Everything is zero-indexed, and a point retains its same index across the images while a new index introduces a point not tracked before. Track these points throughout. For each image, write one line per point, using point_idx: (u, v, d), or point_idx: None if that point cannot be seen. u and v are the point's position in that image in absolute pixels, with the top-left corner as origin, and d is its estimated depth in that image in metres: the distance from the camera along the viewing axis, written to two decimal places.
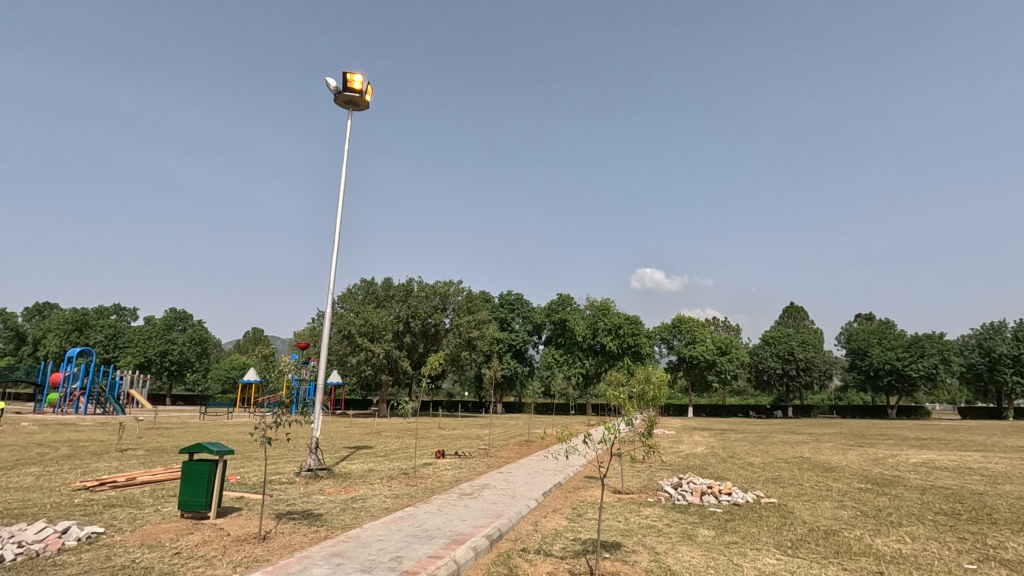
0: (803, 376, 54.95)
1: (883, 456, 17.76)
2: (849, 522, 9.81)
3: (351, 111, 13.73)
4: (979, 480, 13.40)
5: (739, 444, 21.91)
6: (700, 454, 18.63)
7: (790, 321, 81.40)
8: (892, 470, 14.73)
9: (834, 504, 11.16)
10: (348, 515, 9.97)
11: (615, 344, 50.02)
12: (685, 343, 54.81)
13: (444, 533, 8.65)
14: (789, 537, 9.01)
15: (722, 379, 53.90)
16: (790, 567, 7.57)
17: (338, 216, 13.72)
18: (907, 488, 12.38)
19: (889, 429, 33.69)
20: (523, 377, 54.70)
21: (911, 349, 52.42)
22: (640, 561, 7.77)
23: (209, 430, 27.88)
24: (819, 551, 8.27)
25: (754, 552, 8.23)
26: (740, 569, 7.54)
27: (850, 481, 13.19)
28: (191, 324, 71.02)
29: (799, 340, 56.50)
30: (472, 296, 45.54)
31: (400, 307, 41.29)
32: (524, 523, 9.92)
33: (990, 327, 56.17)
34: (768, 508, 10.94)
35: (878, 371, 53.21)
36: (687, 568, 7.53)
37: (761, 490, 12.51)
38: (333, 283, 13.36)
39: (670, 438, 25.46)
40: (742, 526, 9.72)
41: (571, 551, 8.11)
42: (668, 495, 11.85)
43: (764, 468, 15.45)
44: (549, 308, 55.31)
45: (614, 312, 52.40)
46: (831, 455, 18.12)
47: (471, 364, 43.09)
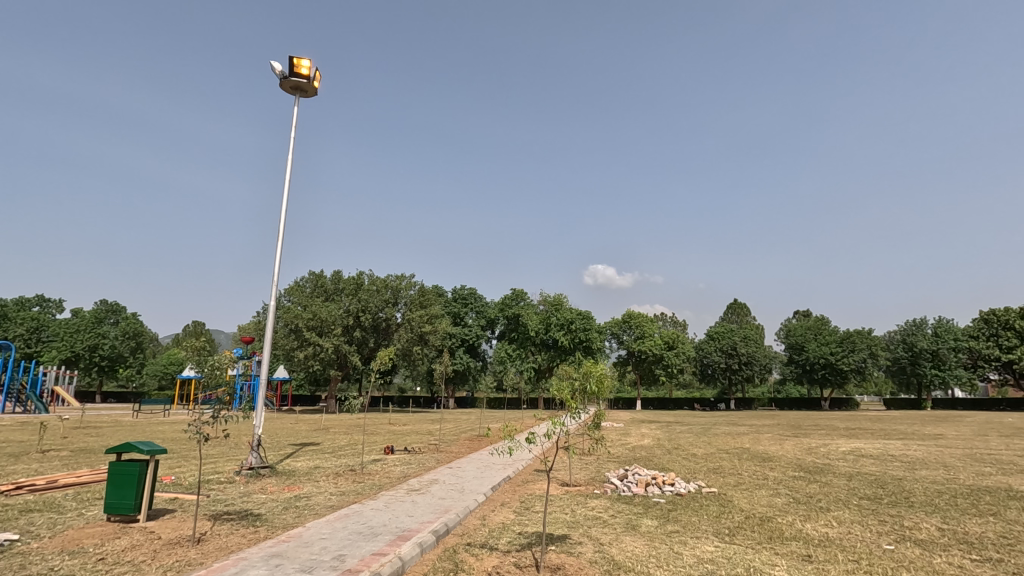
0: (745, 370, 57.24)
1: (815, 445, 18.73)
2: (782, 509, 10.31)
3: (298, 97, 13.28)
4: (900, 466, 14.33)
5: (684, 436, 22.66)
6: (647, 446, 19.15)
7: (733, 317, 84.82)
8: (823, 459, 15.58)
9: (769, 492, 11.70)
10: (290, 514, 9.69)
11: (568, 339, 50.63)
12: (635, 338, 56.13)
13: (390, 529, 8.52)
14: (727, 524, 9.38)
15: (668, 372, 55.53)
16: (728, 554, 7.85)
17: (283, 207, 13.32)
18: (836, 475, 13.11)
19: (822, 420, 35.56)
20: (476, 372, 54.67)
21: (843, 344, 55.44)
22: (585, 552, 7.90)
23: (142, 428, 26.48)
24: (753, 537, 8.66)
25: (694, 541, 8.52)
26: (681, 558, 7.77)
27: (785, 470, 13.87)
28: (124, 316, 67.32)
29: (741, 335, 58.75)
30: (424, 291, 45.14)
31: (350, 301, 40.28)
32: (472, 518, 9.91)
33: (913, 323, 60.24)
34: (709, 497, 11.35)
35: (813, 364, 56.18)
36: (630, 558, 7.69)
37: (702, 480, 12.98)
38: (276, 274, 12.98)
39: (618, 431, 26.04)
40: (683, 515, 10.04)
41: (517, 545, 8.16)
42: (614, 487, 12.12)
43: (705, 459, 16.05)
44: (502, 303, 55.42)
45: (566, 308, 53.06)
46: (769, 445, 18.98)
47: (423, 359, 42.85)
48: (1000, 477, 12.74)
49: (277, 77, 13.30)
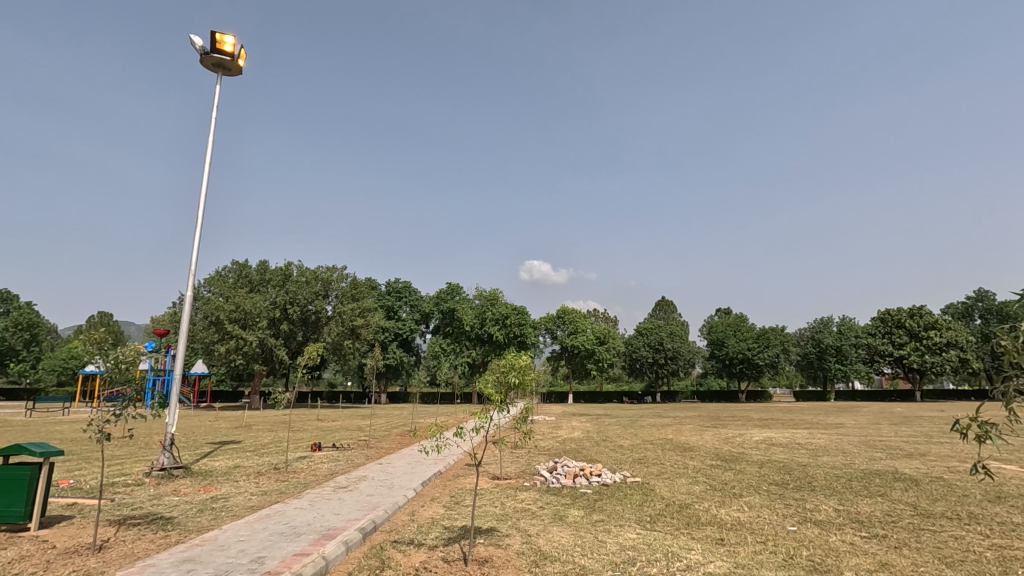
0: (670, 364, 59.77)
1: (732, 435, 19.88)
2: (700, 496, 10.90)
3: (221, 76, 12.52)
4: (805, 453, 15.47)
5: (612, 428, 23.40)
6: (576, 438, 19.65)
7: (661, 313, 88.39)
8: (738, 448, 16.57)
9: (688, 480, 12.34)
10: (205, 516, 9.17)
11: (502, 334, 50.95)
12: (568, 334, 57.25)
13: (315, 528, 8.27)
14: (649, 512, 9.80)
15: (600, 366, 57.10)
16: (649, 540, 8.21)
17: (202, 192, 12.53)
18: (749, 463, 13.99)
19: (738, 412, 37.90)
20: (409, 367, 53.88)
21: (759, 340, 59.09)
22: (513, 544, 8.00)
23: (37, 428, 24.18)
24: (672, 523, 9.11)
25: (618, 529, 8.84)
26: (605, 545, 8.05)
27: (703, 459, 14.65)
28: (17, 306, 61.20)
29: (668, 331, 61.27)
30: (356, 283, 44.05)
31: (276, 293, 38.56)
32: (401, 514, 9.79)
33: (820, 322, 65.04)
34: (633, 487, 11.81)
35: (732, 359, 59.57)
36: (556, 548, 7.87)
37: (627, 470, 13.47)
38: (194, 262, 12.22)
39: (549, 424, 26.47)
40: (608, 504, 10.40)
41: (445, 539, 8.15)
42: (543, 479, 12.35)
43: (631, 449, 16.69)
44: (437, 297, 54.82)
45: (501, 302, 53.34)
46: (690, 436, 19.97)
47: (354, 354, 41.83)
48: (889, 461, 14.05)
49: (198, 52, 12.48)
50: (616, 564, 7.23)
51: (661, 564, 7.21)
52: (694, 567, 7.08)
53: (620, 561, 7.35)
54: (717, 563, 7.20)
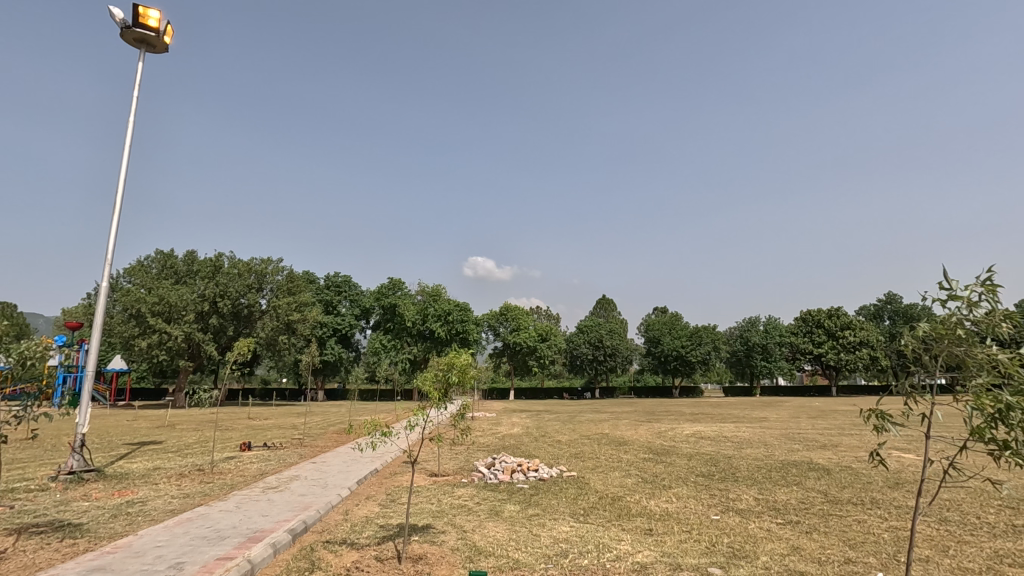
0: (609, 361, 61.29)
1: (664, 430, 20.64)
2: (631, 488, 11.29)
3: (144, 52, 11.74)
4: (730, 446, 16.30)
5: (551, 424, 23.76)
6: (515, 434, 19.83)
7: (601, 311, 90.67)
8: (670, 441, 17.26)
9: (621, 473, 12.74)
10: (119, 522, 8.61)
11: (445, 330, 50.57)
12: (511, 330, 57.63)
13: (240, 531, 7.95)
14: (582, 505, 10.04)
15: (541, 363, 57.82)
16: (581, 532, 8.42)
17: (121, 175, 11.70)
18: (679, 456, 14.58)
19: (671, 407, 39.48)
20: (348, 363, 52.55)
21: (692, 339, 61.67)
22: (448, 540, 8.00)
23: None
24: (604, 515, 9.39)
25: (552, 522, 9.02)
26: (538, 539, 8.19)
27: (637, 452, 15.16)
28: None
29: (608, 329, 62.82)
30: (293, 276, 42.60)
31: (205, 285, 36.58)
32: (333, 513, 9.56)
33: (748, 321, 68.57)
34: (568, 481, 12.06)
35: (667, 356, 61.84)
36: (491, 543, 7.93)
37: (564, 465, 13.74)
38: (111, 249, 11.39)
39: (490, 421, 26.48)
40: (543, 499, 10.58)
41: (379, 538, 8.02)
42: (481, 475, 12.41)
43: (569, 444, 17.03)
44: (378, 292, 53.80)
45: (444, 299, 52.97)
46: (625, 430, 20.58)
47: (290, 350, 40.43)
48: (805, 452, 15.05)
49: (118, 25, 11.63)
50: (549, 557, 7.37)
51: (592, 555, 7.41)
52: (624, 557, 7.32)
53: (553, 553, 7.50)
54: (645, 553, 7.47)
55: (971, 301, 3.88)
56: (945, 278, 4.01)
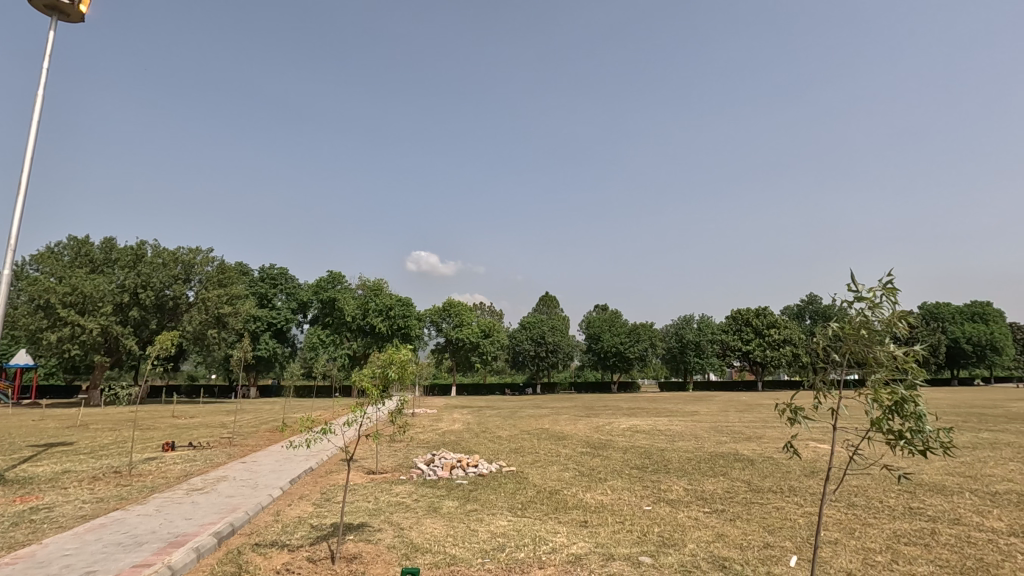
0: (551, 357, 62.12)
1: (602, 424, 21.17)
2: (568, 482, 11.53)
3: (56, 20, 10.82)
4: (663, 439, 16.93)
5: (492, 420, 23.84)
6: (456, 431, 19.77)
7: (544, 309, 91.81)
8: (606, 435, 17.74)
9: (559, 467, 12.97)
10: (20, 530, 7.93)
11: (386, 326, 49.63)
12: (453, 326, 57.34)
13: (160, 536, 7.51)
14: (521, 500, 10.16)
15: (483, 359, 57.89)
16: (518, 526, 8.52)
17: (27, 153, 10.73)
18: (615, 449, 15.00)
19: (609, 402, 40.56)
20: (283, 359, 50.62)
21: (630, 336, 63.54)
22: (384, 538, 7.89)
23: None
24: (542, 509, 9.54)
25: (490, 517, 9.07)
26: (476, 534, 8.23)
27: (575, 447, 15.50)
28: None
29: (550, 325, 63.68)
30: (224, 267, 40.60)
31: (125, 274, 34.25)
32: (264, 515, 9.20)
33: (683, 319, 71.37)
34: (507, 476, 12.16)
35: (607, 353, 63.45)
36: (428, 540, 7.88)
37: (503, 460, 13.85)
38: (15, 234, 10.46)
39: (430, 417, 26.27)
40: (482, 494, 10.62)
41: (312, 539, 7.80)
42: (420, 471, 12.30)
43: (509, 440, 17.18)
44: (316, 285, 52.18)
45: (386, 293, 51.98)
46: (565, 425, 20.96)
47: (220, 345, 38.52)
48: (731, 444, 15.88)
49: None
50: (487, 551, 7.41)
51: (529, 548, 7.51)
52: (559, 549, 7.47)
53: (490, 548, 7.55)
54: (580, 544, 7.66)
55: (873, 302, 4.20)
56: (851, 281, 4.32)
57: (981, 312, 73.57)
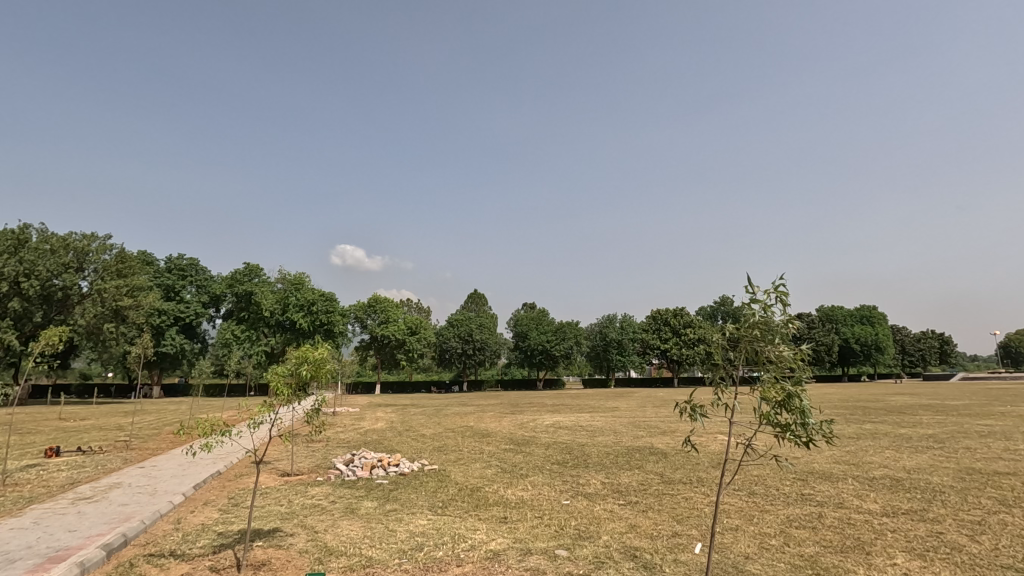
0: (478, 354, 62.15)
1: (526, 421, 21.45)
2: (490, 479, 11.58)
3: None
4: (584, 434, 17.40)
5: (416, 418, 23.57)
6: (379, 429, 19.36)
7: (472, 306, 91.78)
8: (530, 432, 17.99)
9: (482, 464, 13.02)
10: None
11: (307, 322, 47.53)
12: (379, 323, 55.99)
13: (37, 551, 6.79)
14: (441, 498, 10.09)
15: (409, 357, 57.02)
16: (438, 525, 8.45)
17: None
18: (537, 445, 15.23)
19: (533, 399, 41.12)
20: (191, 357, 47.38)
21: (557, 334, 64.90)
22: (297, 543, 7.57)
23: None
24: (462, 506, 9.52)
25: (409, 516, 8.94)
26: (394, 534, 8.07)
27: (498, 444, 15.62)
28: None
29: (478, 323, 63.73)
30: (126, 256, 37.46)
31: (5, 261, 30.75)
32: (162, 523, 8.55)
33: (607, 318, 73.66)
34: (429, 474, 12.05)
35: (533, 350, 64.36)
36: (343, 542, 7.65)
37: (426, 458, 13.70)
38: None
39: (353, 416, 25.63)
40: (403, 493, 10.46)
41: (215, 547, 7.34)
42: (338, 472, 11.91)
43: (432, 437, 17.05)
44: (231, 278, 49.25)
45: (308, 288, 49.91)
46: (490, 423, 21.05)
47: (119, 340, 35.45)
48: (647, 438, 16.60)
49: None
50: (404, 551, 7.32)
51: (447, 547, 7.48)
52: (478, 546, 7.50)
53: (408, 548, 7.44)
54: (498, 540, 7.73)
55: (767, 305, 4.52)
56: (748, 284, 4.61)
57: (868, 314, 81.32)
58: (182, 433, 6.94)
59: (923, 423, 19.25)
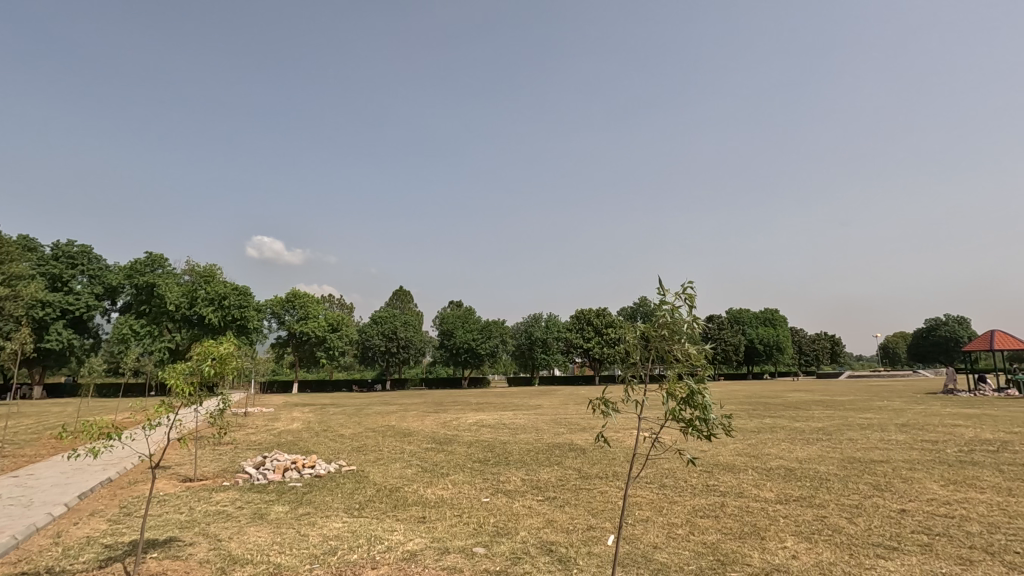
0: (402, 352, 61.03)
1: (449, 419, 21.32)
2: (409, 478, 11.40)
3: None
4: (506, 432, 17.51)
5: (335, 418, 22.80)
6: (294, 430, 18.54)
7: (397, 303, 90.08)
8: (453, 431, 17.89)
9: (402, 464, 12.80)
10: None
11: (218, 317, 44.68)
12: (297, 319, 53.57)
13: None
14: (358, 499, 9.81)
15: (330, 354, 55.02)
16: (353, 527, 8.21)
17: None
18: (459, 444, 15.18)
19: (458, 397, 40.88)
20: (81, 353, 43.11)
21: (482, 333, 64.90)
22: (197, 553, 7.08)
23: None
24: (380, 507, 9.31)
25: (323, 520, 8.62)
26: (306, 539, 7.75)
27: (420, 443, 15.41)
28: None
29: (402, 320, 62.56)
30: (2, 241, 33.43)
31: None
32: (38, 538, 7.70)
33: (533, 317, 74.72)
34: (346, 475, 11.67)
35: (458, 349, 64.17)
36: (249, 550, 7.24)
37: (343, 459, 13.27)
38: None
39: (266, 416, 24.40)
40: (317, 496, 10.06)
41: (100, 561, 6.70)
42: (247, 476, 11.28)
43: (351, 437, 16.56)
44: (129, 268, 45.18)
45: (219, 280, 46.90)
46: (412, 421, 20.74)
47: None
48: (567, 434, 17.00)
49: None
50: (316, 556, 7.03)
51: (363, 549, 7.27)
52: (395, 547, 7.35)
53: (320, 552, 7.16)
54: (416, 540, 7.62)
55: (675, 305, 4.76)
56: (658, 286, 4.83)
57: (770, 316, 87.92)
58: (62, 437, 6.23)
59: (815, 417, 21.03)
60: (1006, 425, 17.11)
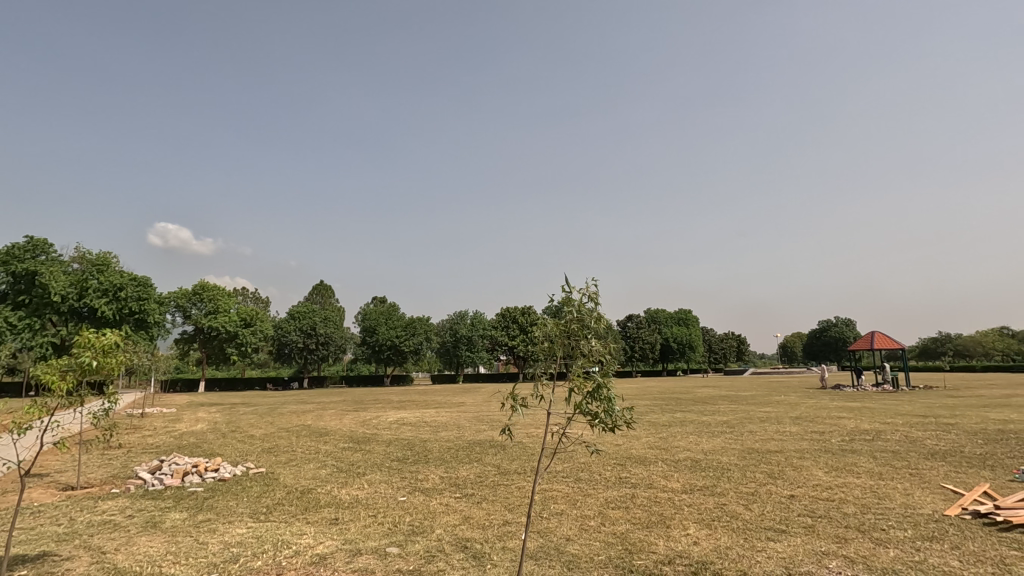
0: (321, 349, 58.69)
1: (368, 418, 20.77)
2: (323, 479, 10.98)
3: None
4: (427, 430, 17.32)
5: (244, 418, 21.57)
6: (198, 431, 17.36)
7: (318, 298, 86.66)
8: (372, 429, 17.44)
9: (316, 464, 12.33)
10: None
11: (112, 310, 40.90)
12: (205, 313, 50.22)
13: None
14: (266, 503, 9.32)
15: (241, 351, 51.85)
16: (258, 532, 7.79)
17: None
18: (377, 443, 14.81)
19: (379, 396, 39.74)
20: None
21: (406, 329, 63.72)
22: (75, 568, 6.44)
23: None
24: (289, 510, 8.89)
25: (226, 525, 8.12)
26: (204, 547, 7.27)
27: (336, 442, 14.91)
28: None
29: (322, 316, 60.25)
30: None
31: None
32: None
33: (459, 315, 74.38)
34: (254, 478, 11.06)
35: (381, 345, 62.77)
36: (138, 562, 6.68)
37: (251, 461, 12.58)
38: None
39: (167, 417, 22.65)
40: (219, 501, 9.45)
41: None
42: (140, 482, 10.41)
43: (262, 438, 15.75)
44: (5, 253, 40.25)
45: (113, 269, 43.01)
46: (328, 421, 20.01)
47: None
48: (488, 432, 17.05)
49: None
50: (215, 565, 6.61)
51: (268, 555, 6.93)
52: (303, 551, 7.05)
53: (220, 560, 6.74)
54: (326, 543, 7.34)
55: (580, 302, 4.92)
56: (565, 283, 4.98)
57: (685, 316, 92.87)
58: None
59: (720, 412, 22.37)
60: (881, 416, 19.06)
